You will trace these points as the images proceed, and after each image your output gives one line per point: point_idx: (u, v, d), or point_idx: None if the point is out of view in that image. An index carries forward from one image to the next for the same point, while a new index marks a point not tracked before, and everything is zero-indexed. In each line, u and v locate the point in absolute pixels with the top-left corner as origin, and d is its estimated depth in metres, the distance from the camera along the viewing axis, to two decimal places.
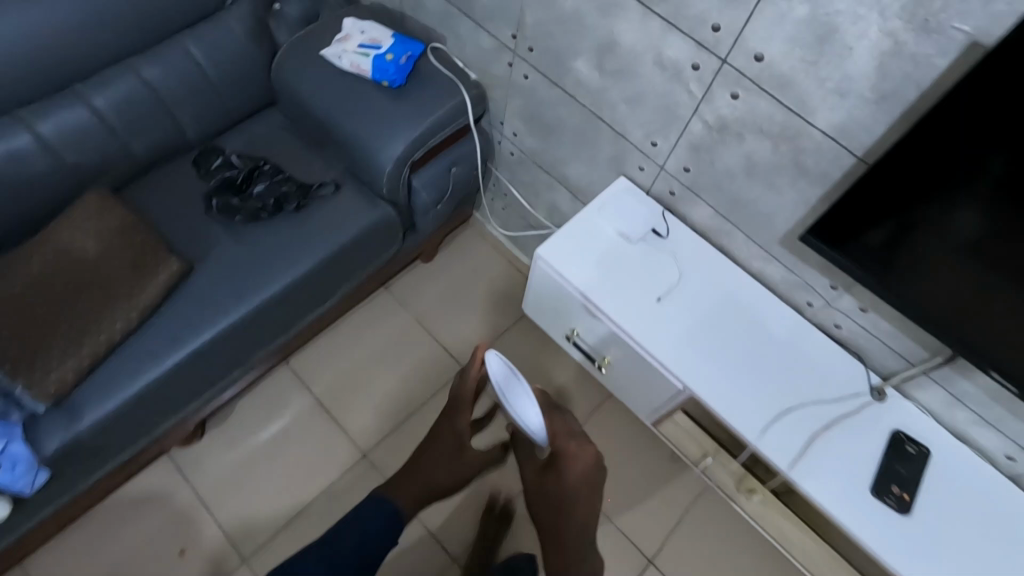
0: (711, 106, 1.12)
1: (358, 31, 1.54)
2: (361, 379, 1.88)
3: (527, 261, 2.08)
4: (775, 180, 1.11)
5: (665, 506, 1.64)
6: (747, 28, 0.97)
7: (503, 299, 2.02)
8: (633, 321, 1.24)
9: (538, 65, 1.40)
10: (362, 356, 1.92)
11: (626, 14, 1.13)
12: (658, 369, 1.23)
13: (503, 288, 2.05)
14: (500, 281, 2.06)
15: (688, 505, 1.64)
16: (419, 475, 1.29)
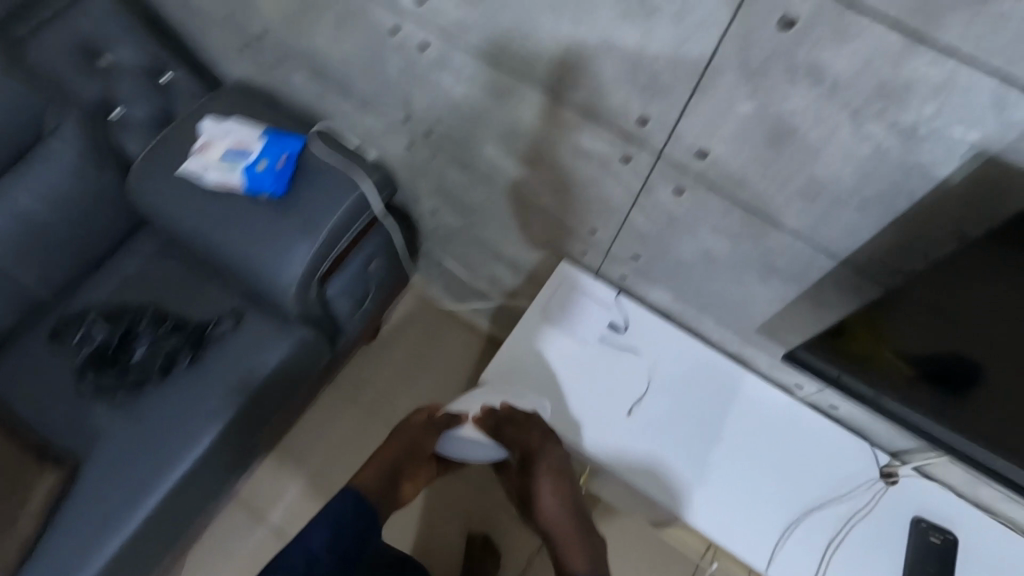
0: (653, 198, 0.92)
1: (219, 133, 1.28)
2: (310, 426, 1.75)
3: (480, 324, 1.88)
4: (742, 275, 0.93)
5: None
6: (681, 123, 0.76)
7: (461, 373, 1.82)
8: (607, 446, 1.05)
9: (441, 147, 1.17)
10: (319, 460, 1.71)
11: (529, 101, 0.91)
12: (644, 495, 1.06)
13: (458, 359, 1.84)
14: (453, 352, 1.85)
15: None
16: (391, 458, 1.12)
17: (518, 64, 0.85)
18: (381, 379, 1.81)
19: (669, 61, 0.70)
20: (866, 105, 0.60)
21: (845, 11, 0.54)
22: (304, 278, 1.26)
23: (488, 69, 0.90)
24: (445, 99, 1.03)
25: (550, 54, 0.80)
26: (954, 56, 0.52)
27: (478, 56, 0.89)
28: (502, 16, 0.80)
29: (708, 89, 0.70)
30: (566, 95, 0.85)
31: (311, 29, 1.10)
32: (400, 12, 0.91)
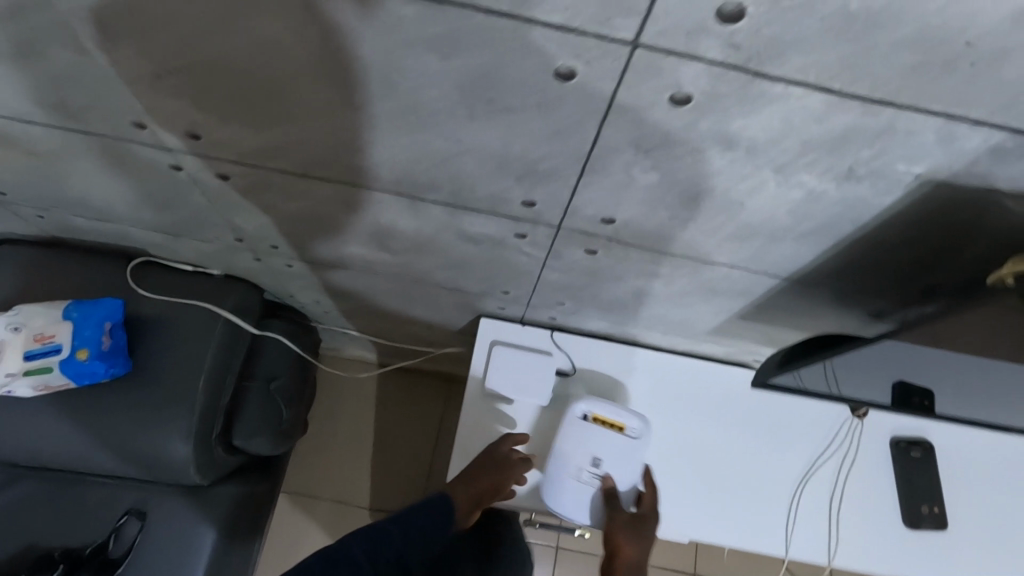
0: (564, 260, 0.79)
1: (5, 326, 0.94)
2: (288, 517, 1.60)
3: (414, 369, 1.73)
4: (681, 301, 0.84)
5: None
6: (576, 201, 0.63)
7: (412, 428, 1.68)
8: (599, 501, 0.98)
9: (296, 254, 0.96)
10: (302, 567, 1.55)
11: (386, 204, 0.73)
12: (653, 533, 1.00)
13: (402, 415, 1.69)
14: (396, 410, 1.69)
15: None
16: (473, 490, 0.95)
17: (355, 176, 0.67)
18: (331, 469, 1.65)
19: (544, 150, 0.55)
20: (794, 159, 0.49)
21: (751, 81, 0.42)
22: (198, 451, 1.06)
23: (319, 184, 0.71)
24: (279, 216, 0.82)
25: (391, 163, 0.63)
26: (891, 104, 0.41)
27: (299, 175, 0.69)
28: (311, 136, 0.61)
29: (600, 168, 0.56)
30: (429, 195, 0.68)
31: (62, 181, 0.83)
32: (173, 149, 0.68)
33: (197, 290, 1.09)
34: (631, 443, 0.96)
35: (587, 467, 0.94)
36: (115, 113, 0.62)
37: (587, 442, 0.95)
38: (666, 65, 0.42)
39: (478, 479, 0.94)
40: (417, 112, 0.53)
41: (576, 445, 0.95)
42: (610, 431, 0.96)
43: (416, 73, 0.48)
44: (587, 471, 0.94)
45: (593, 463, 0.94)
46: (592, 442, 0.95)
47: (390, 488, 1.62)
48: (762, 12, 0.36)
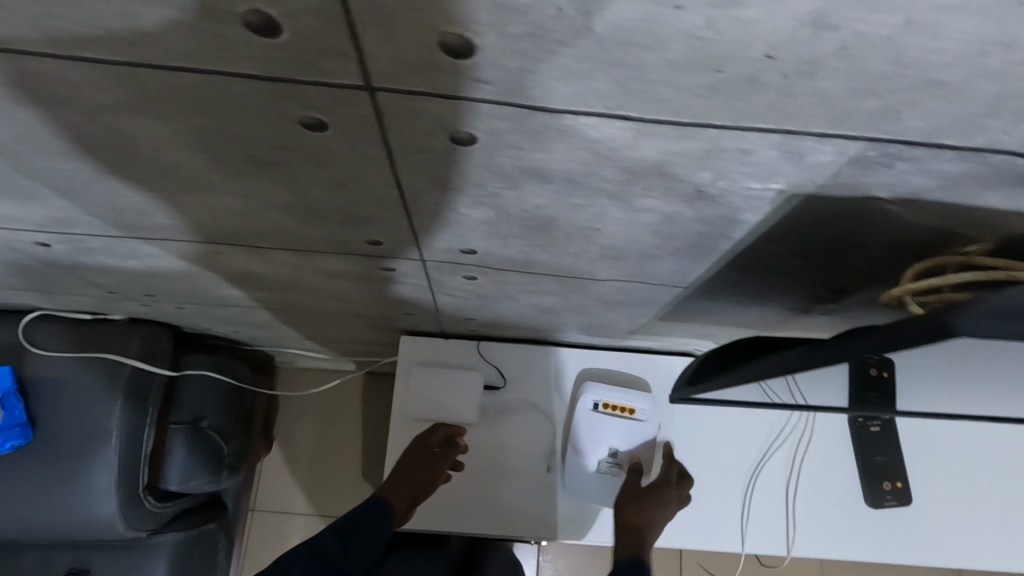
0: (447, 286, 0.71)
1: None
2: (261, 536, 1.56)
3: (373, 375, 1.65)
4: (589, 311, 0.76)
5: None
6: (419, 237, 0.54)
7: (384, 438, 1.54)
8: (536, 517, 0.92)
9: (178, 299, 0.88)
10: None
11: (228, 255, 0.64)
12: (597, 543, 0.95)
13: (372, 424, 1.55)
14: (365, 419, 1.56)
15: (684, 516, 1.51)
16: (408, 484, 0.88)
17: (175, 233, 0.58)
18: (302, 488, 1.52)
19: (351, 199, 0.47)
20: (625, 187, 0.40)
21: (527, 116, 0.33)
22: (125, 509, 1.02)
23: (143, 243, 0.62)
24: (128, 271, 0.74)
25: (201, 220, 0.54)
26: (709, 126, 0.32)
27: (118, 237, 0.61)
28: (96, 204, 0.52)
29: (422, 209, 0.47)
30: (263, 244, 0.59)
31: None
32: None
33: (92, 341, 1.01)
34: (638, 425, 0.94)
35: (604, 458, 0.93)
36: None
37: (602, 433, 0.94)
38: (421, 107, 0.33)
39: (411, 477, 0.88)
40: (184, 173, 0.44)
41: (589, 434, 0.94)
42: (619, 417, 0.94)
43: (152, 138, 0.39)
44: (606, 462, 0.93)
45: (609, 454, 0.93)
46: (608, 433, 0.93)
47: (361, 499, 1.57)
48: (492, 42, 0.27)
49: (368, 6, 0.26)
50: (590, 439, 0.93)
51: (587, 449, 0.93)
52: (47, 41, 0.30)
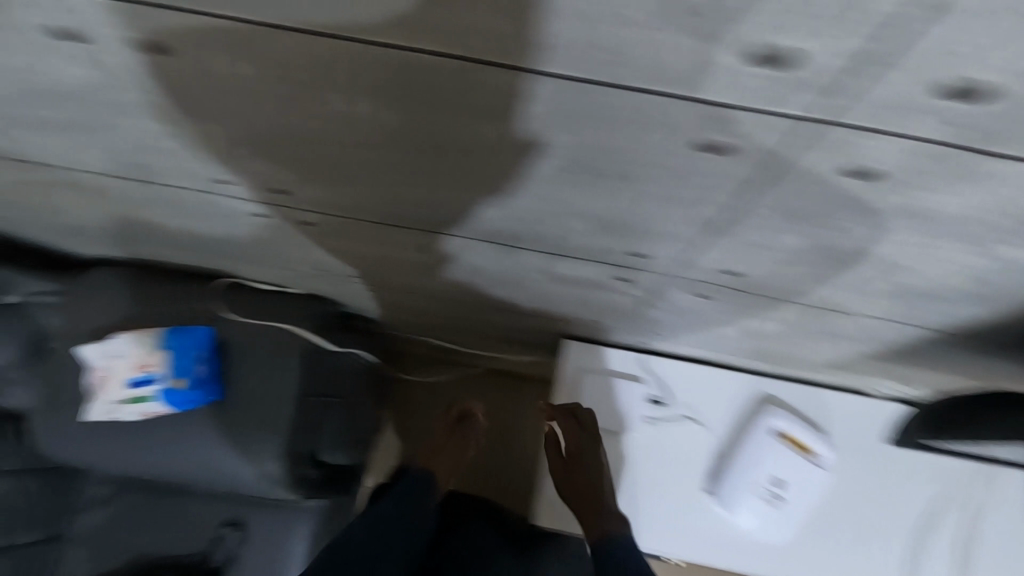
0: (666, 300, 0.72)
1: (107, 355, 0.99)
2: None
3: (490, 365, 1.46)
4: (797, 340, 0.76)
5: None
6: (697, 255, 0.56)
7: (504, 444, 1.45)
8: (671, 529, 0.97)
9: (378, 283, 0.95)
10: None
11: (475, 249, 0.68)
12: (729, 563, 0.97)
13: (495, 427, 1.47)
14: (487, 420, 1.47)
15: None
16: (444, 456, 1.07)
17: (445, 224, 0.63)
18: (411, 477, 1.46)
19: (663, 219, 0.49)
20: (989, 229, 0.41)
21: (960, 156, 0.34)
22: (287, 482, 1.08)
23: (404, 229, 0.67)
24: (359, 254, 0.79)
25: (485, 217, 0.58)
26: None
27: (386, 222, 0.66)
28: (402, 194, 0.58)
29: (736, 232, 0.49)
30: (523, 245, 0.63)
31: (158, 220, 0.84)
32: (260, 196, 0.66)
33: (274, 315, 1.09)
34: (814, 468, 0.92)
35: (763, 485, 0.92)
36: (201, 164, 0.61)
37: (772, 461, 0.92)
38: (844, 143, 0.35)
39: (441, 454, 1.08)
40: (521, 174, 0.48)
41: (759, 460, 0.92)
42: (797, 454, 0.92)
43: (529, 138, 0.43)
44: (764, 489, 0.93)
45: (773, 483, 0.92)
46: (778, 463, 0.92)
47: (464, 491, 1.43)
48: (1000, 89, 0.30)
49: (906, 50, 0.29)
50: (755, 464, 0.92)
51: (748, 472, 0.93)
52: (528, 54, 0.34)
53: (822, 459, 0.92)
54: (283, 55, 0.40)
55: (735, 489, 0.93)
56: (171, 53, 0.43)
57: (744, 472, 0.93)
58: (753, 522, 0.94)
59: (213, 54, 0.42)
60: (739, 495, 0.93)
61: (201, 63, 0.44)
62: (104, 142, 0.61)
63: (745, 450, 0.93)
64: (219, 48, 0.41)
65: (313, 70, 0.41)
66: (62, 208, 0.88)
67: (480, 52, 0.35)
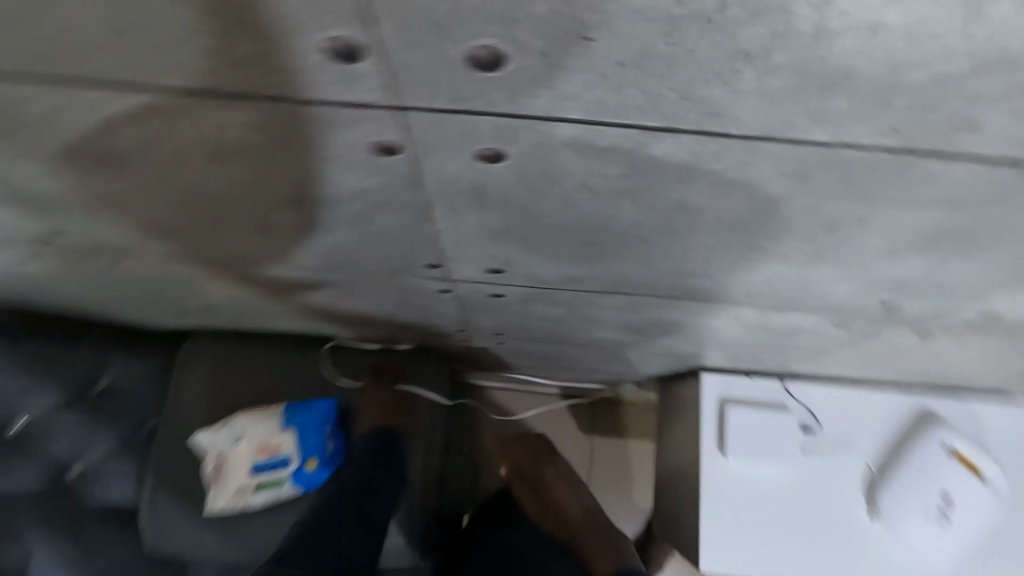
0: (872, 339, 0.69)
1: (228, 442, 0.92)
2: None
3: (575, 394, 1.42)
4: (996, 363, 0.73)
5: None
6: (965, 305, 0.52)
7: (609, 478, 1.40)
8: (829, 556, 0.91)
9: (515, 337, 0.89)
10: None
11: (681, 308, 0.63)
12: None
13: (597, 459, 1.40)
14: (588, 454, 1.41)
15: None
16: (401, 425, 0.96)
17: (673, 292, 0.57)
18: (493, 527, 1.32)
19: (976, 276, 0.45)
20: None
21: None
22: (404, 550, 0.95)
23: (611, 297, 0.62)
24: (526, 316, 0.74)
25: (737, 284, 0.53)
26: None
27: (594, 292, 0.61)
28: (648, 268, 0.52)
29: None
30: (751, 302, 0.58)
31: (295, 299, 0.77)
32: (454, 279, 0.60)
33: (390, 370, 1.01)
34: (988, 492, 0.89)
35: (937, 501, 0.88)
36: (409, 256, 0.54)
37: (945, 476, 0.89)
38: None
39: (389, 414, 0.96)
40: (844, 249, 0.42)
41: (930, 480, 0.89)
42: (971, 475, 0.89)
43: (901, 218, 0.37)
44: (936, 506, 0.88)
45: (945, 500, 0.88)
46: (953, 479, 0.88)
47: None
48: None
49: None
50: (929, 482, 0.89)
51: (920, 487, 0.89)
52: (1006, 147, 0.29)
53: (991, 482, 0.90)
54: (651, 156, 0.33)
55: (905, 506, 0.89)
56: (480, 165, 0.36)
57: (916, 488, 0.89)
58: (918, 541, 0.90)
59: (538, 163, 0.35)
60: (910, 513, 0.89)
61: (513, 172, 0.36)
62: (294, 242, 0.54)
63: (916, 466, 0.90)
64: (565, 152, 0.34)
65: (675, 169, 0.34)
66: (178, 293, 0.80)
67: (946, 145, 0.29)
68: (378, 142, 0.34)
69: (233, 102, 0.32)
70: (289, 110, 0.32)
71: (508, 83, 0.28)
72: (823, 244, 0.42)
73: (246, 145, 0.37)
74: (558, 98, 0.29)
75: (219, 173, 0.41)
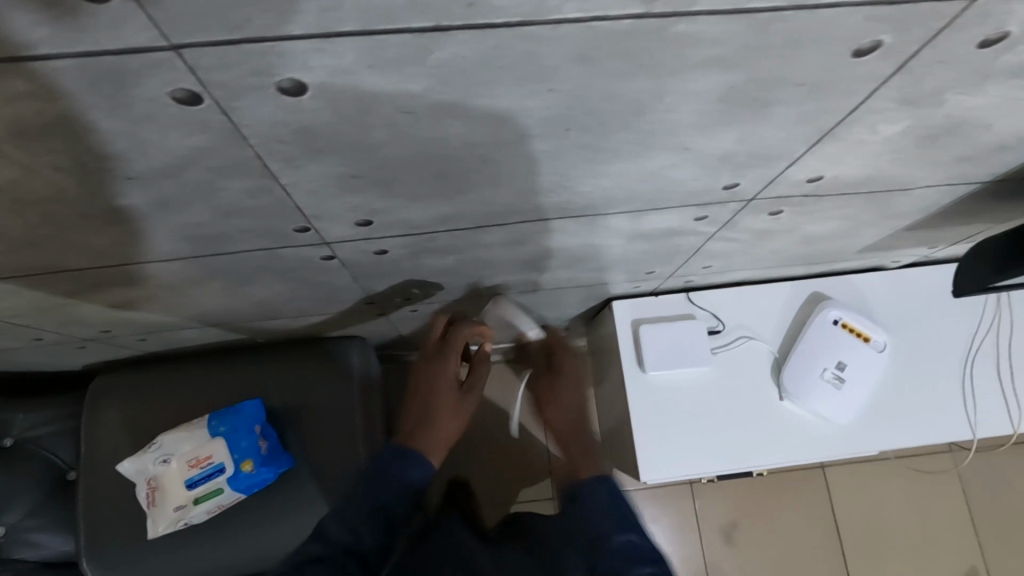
0: (739, 227, 0.75)
1: (158, 461, 0.90)
2: None
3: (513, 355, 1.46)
4: (855, 231, 0.80)
5: (814, 497, 1.57)
6: (791, 171, 0.58)
7: None
8: (751, 441, 0.99)
9: (426, 300, 0.91)
10: None
11: (560, 229, 0.67)
12: (805, 460, 1.00)
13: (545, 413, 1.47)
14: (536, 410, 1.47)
15: (825, 479, 1.58)
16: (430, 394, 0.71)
17: (540, 214, 0.61)
18: None
19: (782, 137, 0.50)
20: None
21: None
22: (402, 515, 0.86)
23: (491, 231, 0.65)
24: (425, 271, 0.76)
25: (591, 191, 0.57)
26: None
27: (470, 229, 0.63)
28: (506, 189, 0.54)
29: (844, 134, 0.51)
30: (616, 209, 0.62)
31: (187, 300, 0.76)
32: (331, 242, 0.61)
33: (314, 358, 1.01)
34: (877, 354, 0.99)
35: (832, 368, 0.98)
36: (276, 224, 0.55)
37: (836, 346, 0.99)
38: (996, 11, 0.37)
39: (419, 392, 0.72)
40: (660, 131, 0.47)
41: (825, 352, 0.98)
42: (859, 341, 0.99)
43: (687, 88, 0.41)
44: (833, 373, 0.98)
45: (839, 366, 0.98)
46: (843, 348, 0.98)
47: (507, 473, 1.40)
48: None
49: None
50: (824, 354, 0.99)
51: (818, 360, 0.98)
52: None
53: (878, 344, 1.00)
54: (441, 64, 0.35)
55: (808, 381, 0.98)
56: (289, 103, 0.37)
57: (815, 362, 0.98)
58: (825, 411, 0.99)
59: (344, 93, 0.37)
60: (813, 386, 0.98)
61: (324, 105, 0.38)
62: (158, 230, 0.53)
63: (812, 342, 0.99)
64: (363, 74, 0.35)
65: (469, 74, 0.37)
66: (65, 319, 0.78)
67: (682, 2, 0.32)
68: (179, 94, 0.35)
69: (12, 73, 0.32)
70: (72, 72, 0.33)
71: (268, 3, 0.29)
72: (641, 131, 0.46)
73: (50, 121, 0.37)
74: (326, 9, 0.30)
75: (39, 161, 0.41)
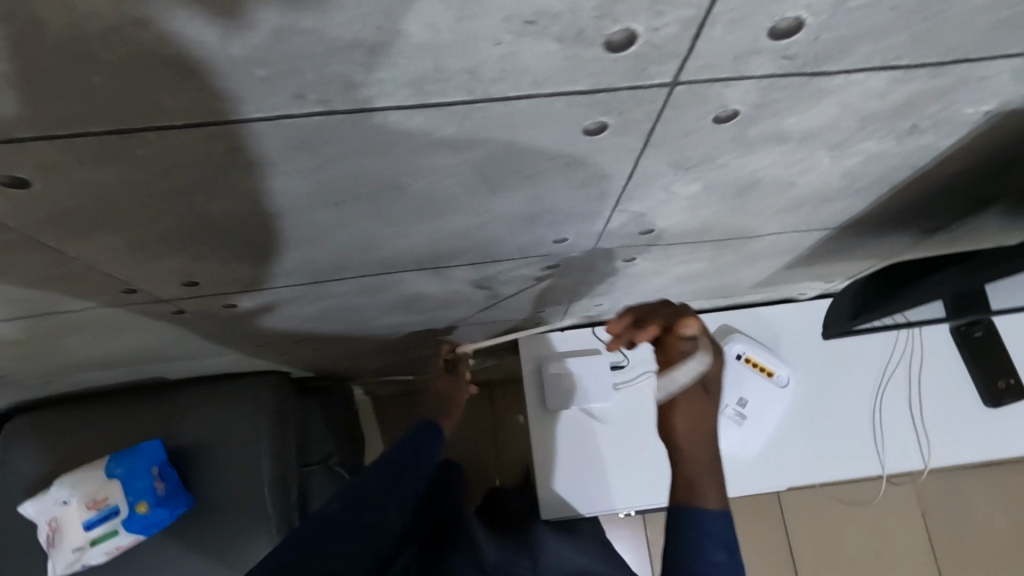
0: (603, 272, 0.75)
1: (55, 502, 0.91)
2: None
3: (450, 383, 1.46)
4: (729, 271, 0.80)
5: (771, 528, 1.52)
6: (612, 225, 0.58)
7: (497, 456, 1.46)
8: None
9: (321, 340, 0.93)
10: None
11: (409, 280, 0.68)
12: None
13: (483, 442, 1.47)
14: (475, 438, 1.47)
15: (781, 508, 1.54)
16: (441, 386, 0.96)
17: (374, 268, 0.62)
18: None
19: (575, 199, 0.51)
20: (850, 136, 0.45)
21: (805, 83, 0.37)
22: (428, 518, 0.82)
23: (336, 285, 0.66)
24: (296, 318, 0.77)
25: (409, 248, 0.57)
26: (963, 61, 0.37)
27: (312, 284, 0.64)
28: (319, 251, 0.55)
29: (638, 195, 0.52)
30: (453, 261, 0.63)
31: (66, 347, 0.78)
32: (169, 300, 0.62)
33: (223, 395, 1.02)
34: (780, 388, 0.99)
35: (732, 405, 0.98)
36: (97, 287, 0.56)
37: (737, 381, 0.99)
38: (705, 93, 0.37)
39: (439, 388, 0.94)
40: (437, 199, 0.48)
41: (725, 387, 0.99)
42: (761, 375, 0.99)
43: (430, 165, 0.42)
44: (734, 410, 0.98)
45: (740, 402, 0.98)
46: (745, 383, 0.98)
47: None
48: (824, 18, 0.31)
49: (732, 6, 0.30)
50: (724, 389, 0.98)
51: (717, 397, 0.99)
52: (409, 95, 0.33)
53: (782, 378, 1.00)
54: (156, 157, 0.37)
55: None
56: (23, 193, 0.38)
57: None
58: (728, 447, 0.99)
59: (73, 184, 0.38)
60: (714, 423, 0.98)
61: (60, 194, 0.39)
62: None
63: None
64: (81, 168, 0.37)
65: (191, 163, 0.38)
66: None
67: (358, 101, 0.33)
68: None
69: None
70: None
71: None
72: (417, 200, 0.47)
73: None
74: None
75: None
